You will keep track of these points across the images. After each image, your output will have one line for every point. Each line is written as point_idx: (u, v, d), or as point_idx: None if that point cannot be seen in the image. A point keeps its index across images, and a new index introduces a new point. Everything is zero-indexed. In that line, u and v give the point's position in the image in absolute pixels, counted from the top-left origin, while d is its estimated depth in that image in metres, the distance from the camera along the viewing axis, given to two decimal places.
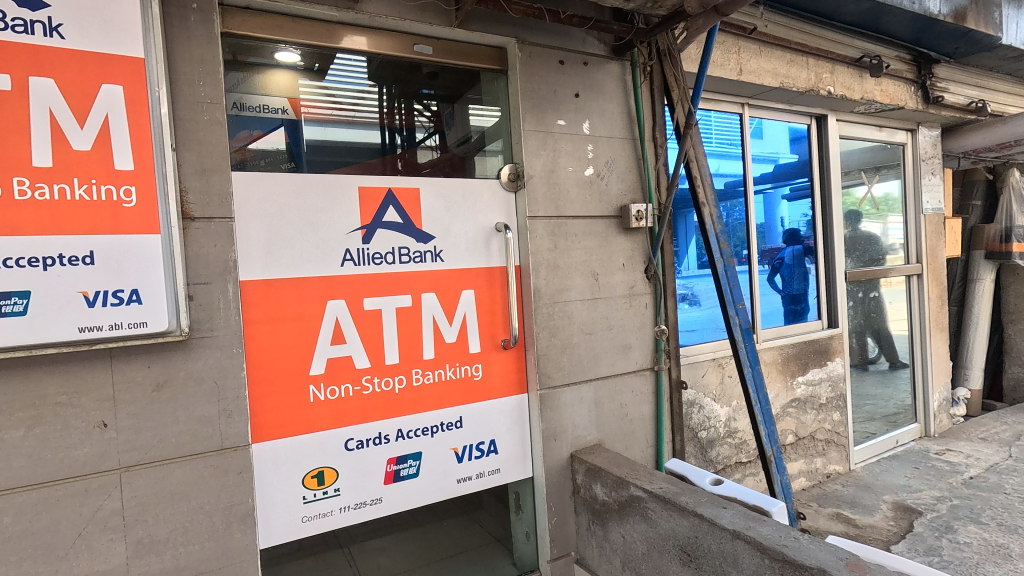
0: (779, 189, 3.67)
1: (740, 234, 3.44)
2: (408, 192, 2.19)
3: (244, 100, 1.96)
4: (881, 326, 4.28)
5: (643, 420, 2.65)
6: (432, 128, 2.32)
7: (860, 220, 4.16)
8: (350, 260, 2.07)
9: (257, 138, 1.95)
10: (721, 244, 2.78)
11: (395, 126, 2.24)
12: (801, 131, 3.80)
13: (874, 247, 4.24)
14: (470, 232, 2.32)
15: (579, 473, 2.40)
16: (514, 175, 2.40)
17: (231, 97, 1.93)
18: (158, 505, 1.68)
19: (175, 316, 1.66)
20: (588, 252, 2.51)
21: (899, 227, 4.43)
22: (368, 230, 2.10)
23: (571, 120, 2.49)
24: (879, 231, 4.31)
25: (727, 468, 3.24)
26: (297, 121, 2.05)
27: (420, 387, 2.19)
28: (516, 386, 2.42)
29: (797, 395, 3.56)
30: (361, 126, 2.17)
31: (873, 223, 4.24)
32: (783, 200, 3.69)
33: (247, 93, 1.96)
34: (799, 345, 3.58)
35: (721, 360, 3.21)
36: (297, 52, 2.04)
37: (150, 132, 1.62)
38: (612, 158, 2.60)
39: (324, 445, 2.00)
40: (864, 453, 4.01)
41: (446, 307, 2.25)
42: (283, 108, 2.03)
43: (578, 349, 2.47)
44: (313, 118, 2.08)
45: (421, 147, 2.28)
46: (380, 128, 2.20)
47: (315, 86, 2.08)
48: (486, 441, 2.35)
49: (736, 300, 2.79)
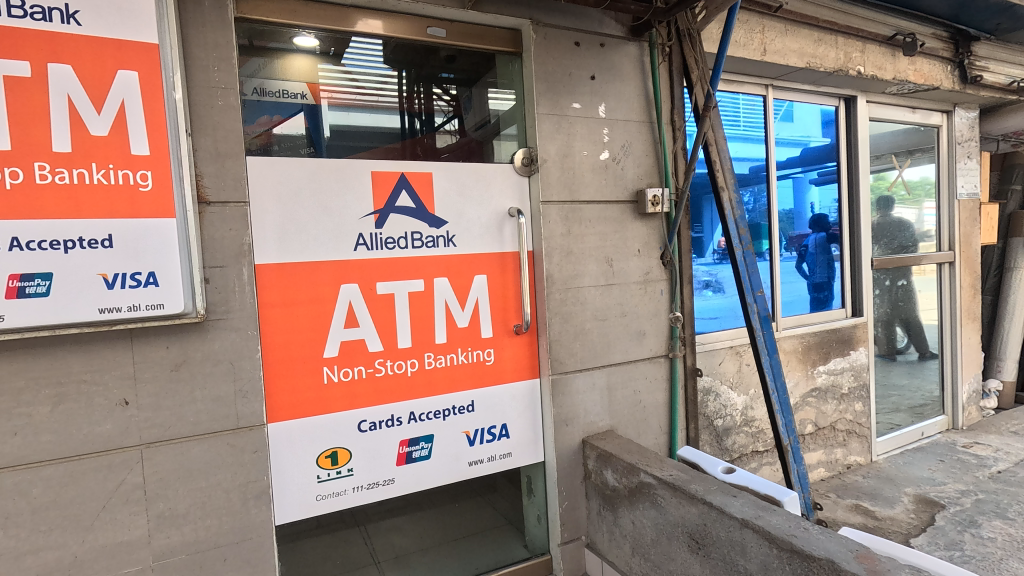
0: (805, 173, 3.56)
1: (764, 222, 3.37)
2: (421, 176, 2.19)
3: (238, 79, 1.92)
4: (909, 315, 4.16)
5: (657, 407, 2.63)
6: (450, 112, 2.31)
7: (892, 206, 4.02)
8: (363, 245, 2.09)
9: (277, 126, 1.97)
10: (741, 231, 2.74)
11: (415, 112, 2.24)
12: (830, 114, 3.68)
13: (904, 234, 4.10)
14: (483, 217, 2.32)
15: (590, 459, 2.41)
16: (529, 160, 2.39)
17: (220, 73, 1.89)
18: (177, 481, 1.74)
19: (191, 298, 1.70)
20: (603, 237, 2.49)
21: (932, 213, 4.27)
22: (381, 214, 2.11)
23: (587, 104, 2.45)
24: (914, 218, 4.17)
25: (743, 457, 3.21)
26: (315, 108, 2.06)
27: (432, 371, 2.21)
28: (529, 371, 2.42)
29: (818, 384, 3.50)
30: (379, 110, 2.17)
31: (906, 209, 4.11)
32: (812, 185, 3.59)
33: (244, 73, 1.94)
34: (821, 334, 3.50)
35: (739, 348, 3.17)
36: (314, 36, 2.05)
37: (165, 117, 1.65)
38: (628, 142, 2.56)
39: (337, 426, 2.05)
40: (887, 445, 3.92)
41: (459, 291, 2.26)
42: (303, 93, 2.05)
43: (591, 335, 2.46)
44: (332, 102, 2.09)
45: (440, 131, 2.27)
46: (399, 113, 2.21)
47: (336, 70, 2.10)
48: (497, 425, 2.36)
49: (754, 288, 2.75)
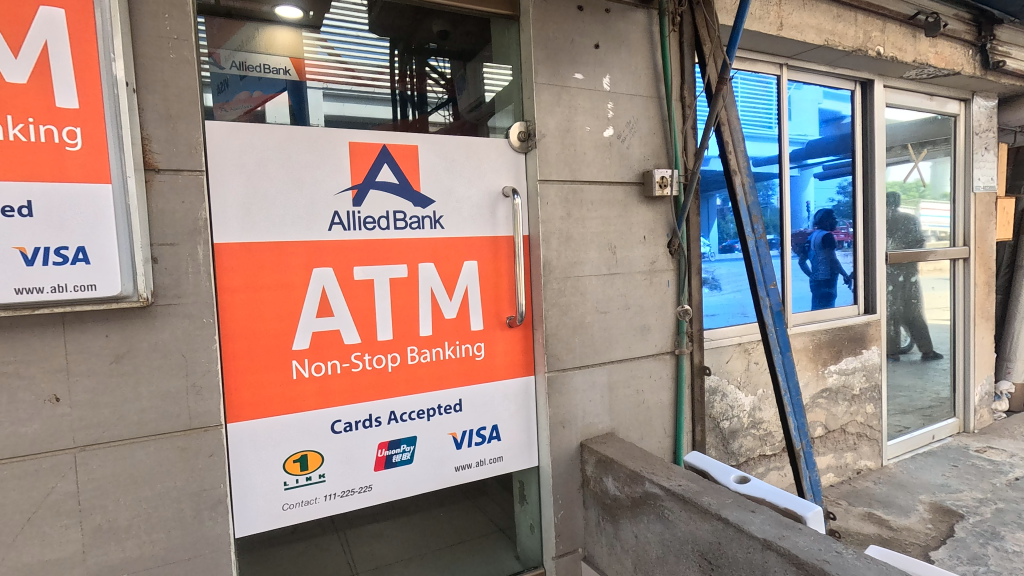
0: (804, 167, 3.32)
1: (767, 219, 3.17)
2: (405, 149, 1.96)
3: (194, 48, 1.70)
4: (915, 315, 3.95)
5: (661, 409, 2.42)
6: (444, 98, 2.12)
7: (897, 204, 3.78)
8: (338, 224, 1.87)
9: (258, 104, 1.77)
10: (754, 219, 2.55)
11: (404, 96, 2.04)
12: (829, 109, 3.40)
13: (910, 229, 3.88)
14: (475, 197, 2.09)
15: (589, 464, 2.20)
16: (526, 135, 2.16)
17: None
18: (117, 490, 1.52)
19: (130, 278, 1.47)
20: (606, 222, 2.27)
21: (929, 214, 4.00)
22: (360, 190, 1.89)
23: (590, 74, 2.23)
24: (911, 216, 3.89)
25: (750, 462, 3.01)
26: (299, 87, 1.86)
27: (415, 367, 1.99)
28: (523, 367, 2.19)
29: (828, 384, 3.30)
30: (369, 97, 1.98)
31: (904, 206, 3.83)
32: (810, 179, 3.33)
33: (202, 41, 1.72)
34: (833, 331, 3.31)
35: (748, 346, 2.96)
36: (301, 11, 1.89)
37: (99, 64, 1.42)
38: (634, 119, 2.34)
39: (308, 426, 1.84)
40: (897, 449, 3.74)
41: (446, 279, 2.04)
42: (286, 69, 1.87)
43: (591, 329, 2.25)
44: (326, 92, 1.91)
45: (432, 119, 2.08)
46: (388, 98, 2.01)
47: (320, 46, 1.92)
48: (488, 426, 2.13)
49: (767, 281, 2.57)
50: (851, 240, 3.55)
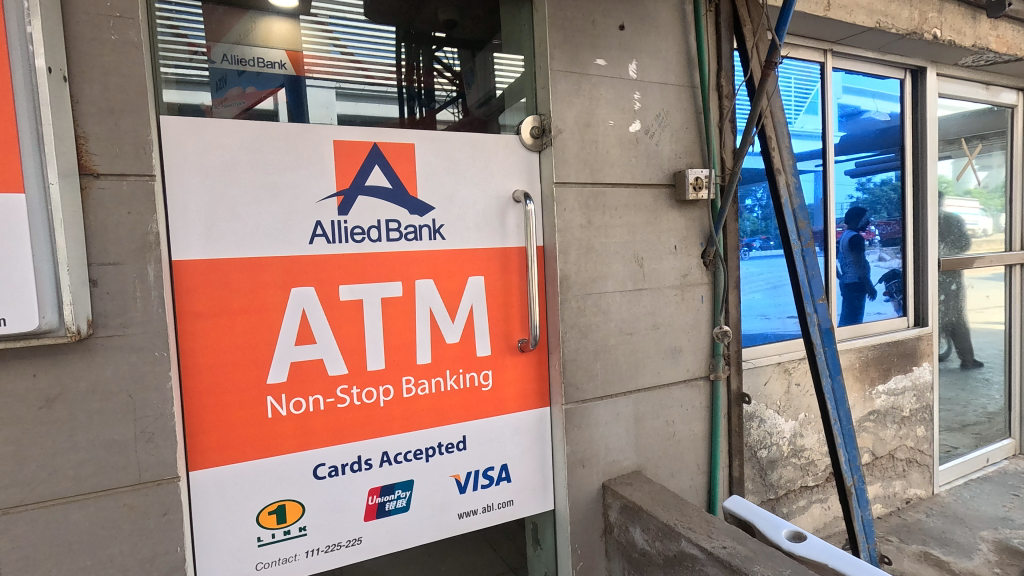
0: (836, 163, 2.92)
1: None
2: (400, 147, 1.69)
3: (186, 37, 1.49)
4: (960, 321, 3.55)
5: (694, 441, 2.13)
6: (453, 94, 1.84)
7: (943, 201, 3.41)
8: (321, 237, 1.60)
9: (255, 102, 1.54)
10: (799, 224, 2.25)
11: (409, 92, 1.77)
12: (850, 105, 2.95)
13: (955, 231, 3.49)
14: (481, 202, 1.81)
15: (613, 510, 1.91)
16: (540, 130, 1.87)
17: (164, 24, 1.47)
18: (50, 558, 1.27)
19: (53, 308, 1.21)
20: (632, 230, 1.98)
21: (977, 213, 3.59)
22: (346, 196, 1.62)
23: (613, 60, 1.94)
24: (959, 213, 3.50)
25: (790, 494, 2.70)
26: (298, 84, 1.61)
27: (412, 400, 1.72)
28: (536, 398, 1.91)
29: (876, 406, 2.99)
30: (375, 95, 1.72)
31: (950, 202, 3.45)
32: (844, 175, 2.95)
33: (196, 30, 1.50)
34: (881, 347, 2.99)
35: (788, 365, 2.65)
36: None
37: (9, 46, 1.15)
38: (664, 111, 2.04)
39: (286, 473, 1.57)
40: (949, 474, 3.40)
41: (447, 298, 1.77)
42: (281, 62, 1.60)
43: (615, 353, 1.96)
44: (339, 91, 1.67)
45: (442, 117, 1.82)
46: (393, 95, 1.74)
47: (318, 35, 1.64)
48: (496, 466, 1.86)
49: (814, 295, 2.26)
50: (878, 233, 3.12)
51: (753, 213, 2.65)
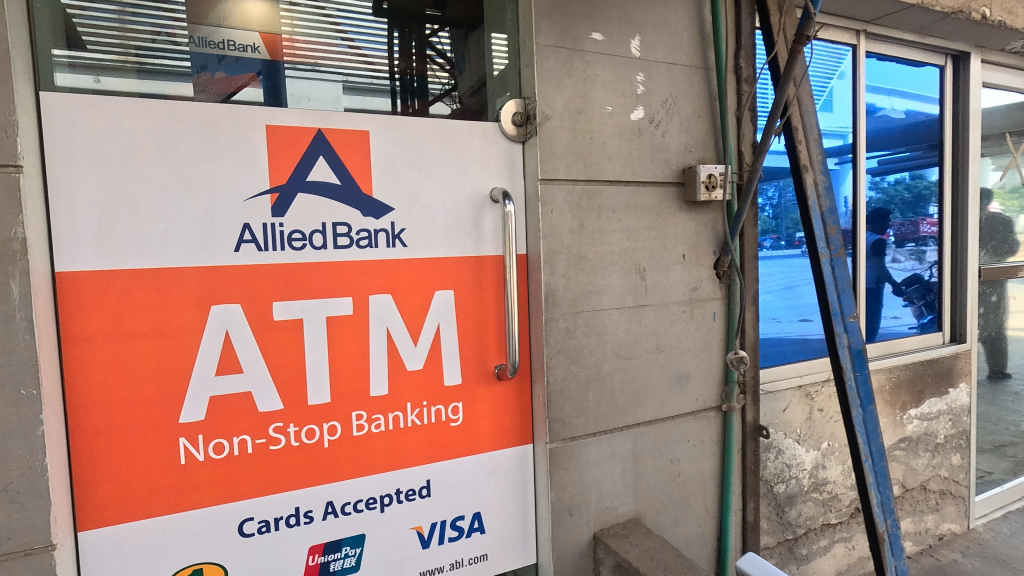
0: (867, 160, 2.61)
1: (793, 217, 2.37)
2: (350, 135, 1.40)
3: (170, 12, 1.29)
4: (999, 336, 3.22)
5: (702, 483, 1.83)
6: (449, 85, 1.56)
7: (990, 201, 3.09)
8: (250, 243, 1.31)
9: (230, 90, 1.32)
10: (829, 230, 1.94)
11: (410, 87, 1.51)
12: (880, 96, 2.65)
13: (999, 236, 3.14)
14: (450, 203, 1.51)
15: (604, 567, 1.62)
16: (524, 116, 1.57)
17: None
18: None
19: None
20: (632, 236, 1.68)
21: None
22: (282, 194, 1.34)
23: (613, 34, 1.64)
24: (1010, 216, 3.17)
25: (811, 533, 2.39)
26: (278, 79, 1.37)
27: (364, 440, 1.44)
28: (516, 434, 1.62)
29: (908, 433, 2.67)
30: (373, 89, 1.46)
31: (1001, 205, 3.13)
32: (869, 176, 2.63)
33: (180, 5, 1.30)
34: (914, 367, 2.67)
35: (810, 389, 2.33)
36: None
37: None
38: (672, 96, 1.74)
39: (204, 530, 1.30)
40: (986, 506, 3.08)
41: (409, 316, 1.47)
42: (256, 45, 1.36)
43: (611, 381, 1.67)
44: (348, 84, 1.44)
45: (436, 109, 1.54)
46: (387, 89, 1.48)
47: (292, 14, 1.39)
48: (466, 515, 1.57)
49: (844, 312, 1.95)
50: (891, 235, 2.72)
51: (764, 212, 2.30)
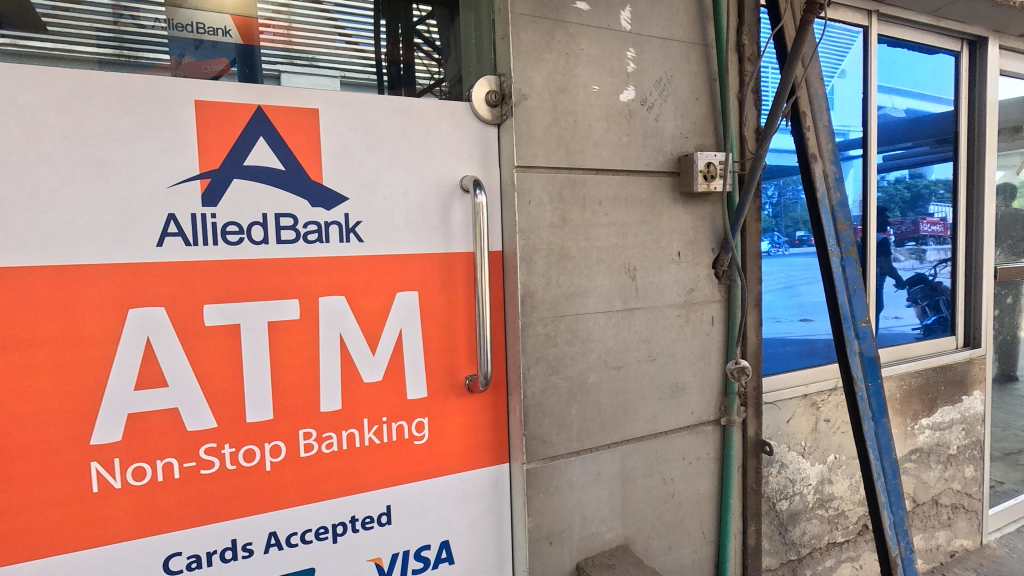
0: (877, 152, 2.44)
1: (792, 215, 2.19)
2: (297, 114, 1.22)
3: None
4: (1014, 340, 3.04)
5: (699, 504, 1.66)
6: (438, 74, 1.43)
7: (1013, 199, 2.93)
8: (176, 237, 1.14)
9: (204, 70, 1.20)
10: (839, 226, 1.76)
11: (399, 77, 1.38)
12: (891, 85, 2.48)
13: (1015, 234, 2.96)
14: (414, 192, 1.34)
15: None
16: (499, 96, 1.39)
17: None
18: None
19: None
20: (622, 231, 1.51)
21: None
22: (214, 181, 1.16)
23: (601, 5, 1.46)
24: None
25: (816, 553, 2.22)
26: (252, 70, 1.23)
27: (313, 461, 1.26)
28: (490, 453, 1.45)
29: (919, 444, 2.50)
30: (366, 84, 1.35)
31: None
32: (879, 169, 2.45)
33: None
34: (926, 373, 2.50)
35: (816, 399, 2.16)
36: None
37: None
38: (667, 75, 1.56)
39: (122, 567, 1.13)
40: (1000, 519, 2.90)
41: (366, 321, 1.30)
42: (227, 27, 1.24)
43: (596, 393, 1.49)
44: (345, 80, 1.33)
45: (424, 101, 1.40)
46: (376, 82, 1.36)
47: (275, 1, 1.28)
48: (432, 544, 1.39)
49: (856, 317, 1.78)
50: (891, 235, 2.52)
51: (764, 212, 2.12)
